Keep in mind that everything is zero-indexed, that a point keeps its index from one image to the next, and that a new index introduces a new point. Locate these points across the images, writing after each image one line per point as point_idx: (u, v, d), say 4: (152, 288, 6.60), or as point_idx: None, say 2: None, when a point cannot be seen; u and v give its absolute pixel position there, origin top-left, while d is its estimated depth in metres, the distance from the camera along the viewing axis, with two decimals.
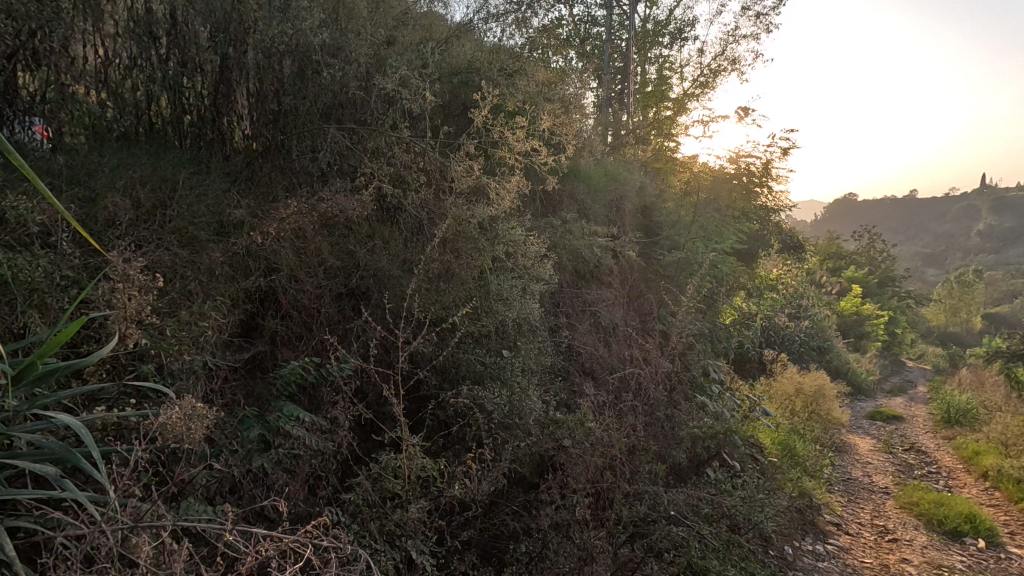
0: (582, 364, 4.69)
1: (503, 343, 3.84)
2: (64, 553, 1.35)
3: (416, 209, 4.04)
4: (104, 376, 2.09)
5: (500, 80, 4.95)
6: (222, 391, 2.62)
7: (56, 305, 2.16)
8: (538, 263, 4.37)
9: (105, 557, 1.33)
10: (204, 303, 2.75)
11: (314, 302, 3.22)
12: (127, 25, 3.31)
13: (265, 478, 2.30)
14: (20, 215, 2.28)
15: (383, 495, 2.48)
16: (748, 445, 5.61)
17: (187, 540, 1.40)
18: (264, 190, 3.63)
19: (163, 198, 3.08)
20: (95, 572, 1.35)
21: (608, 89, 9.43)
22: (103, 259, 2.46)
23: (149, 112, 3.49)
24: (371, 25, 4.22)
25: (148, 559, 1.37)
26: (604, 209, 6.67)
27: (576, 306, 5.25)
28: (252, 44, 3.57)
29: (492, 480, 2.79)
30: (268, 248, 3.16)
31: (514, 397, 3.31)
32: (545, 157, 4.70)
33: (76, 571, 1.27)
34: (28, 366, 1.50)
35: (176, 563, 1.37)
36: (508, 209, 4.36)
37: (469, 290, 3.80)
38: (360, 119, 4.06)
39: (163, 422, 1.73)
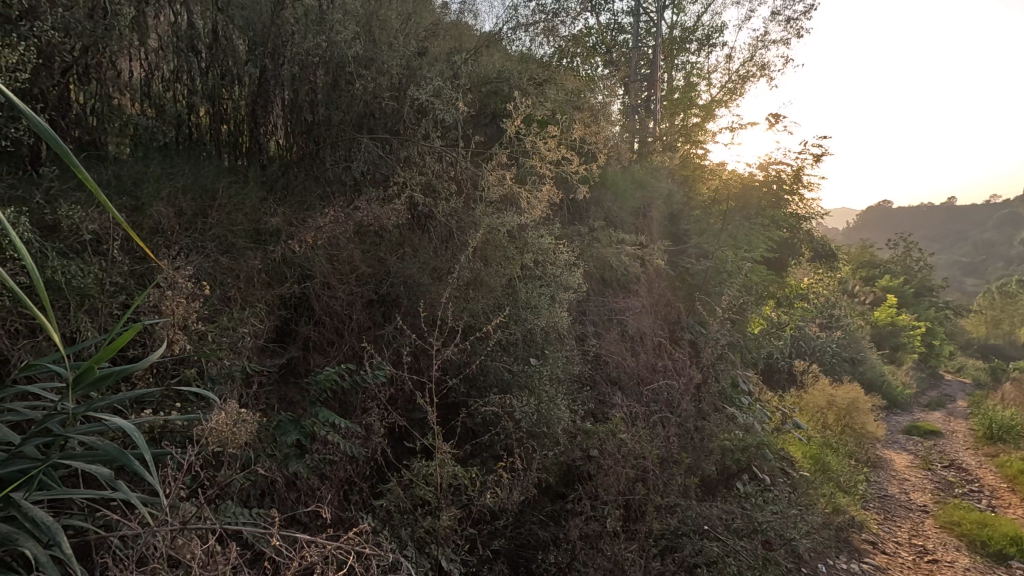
0: (609, 374, 4.65)
1: (531, 350, 3.82)
2: (118, 553, 1.38)
3: (446, 218, 4.07)
4: (150, 379, 2.17)
5: (528, 90, 5.01)
6: (258, 394, 2.68)
7: (106, 309, 2.26)
8: (567, 271, 4.37)
9: (157, 557, 1.39)
10: (244, 310, 2.83)
11: (346, 308, 3.29)
12: (170, 39, 3.45)
13: (299, 482, 2.35)
14: (74, 222, 2.39)
15: (413, 502, 2.50)
16: (780, 458, 5.48)
17: (236, 544, 1.43)
18: (298, 199, 3.72)
19: (203, 206, 3.19)
20: (146, 572, 1.38)
21: (636, 97, 9.38)
22: (149, 266, 2.56)
23: (189, 122, 3.63)
24: (403, 36, 4.32)
25: (199, 561, 1.41)
26: (631, 217, 6.63)
27: (603, 314, 5.23)
28: (289, 56, 3.71)
29: (522, 490, 2.79)
30: (303, 255, 3.24)
31: (542, 406, 3.31)
32: (574, 165, 4.70)
33: (131, 570, 1.31)
34: (85, 371, 1.50)
35: (225, 565, 1.40)
36: (538, 218, 4.39)
37: (498, 298, 3.84)
38: (392, 129, 4.15)
39: (210, 425, 1.78)
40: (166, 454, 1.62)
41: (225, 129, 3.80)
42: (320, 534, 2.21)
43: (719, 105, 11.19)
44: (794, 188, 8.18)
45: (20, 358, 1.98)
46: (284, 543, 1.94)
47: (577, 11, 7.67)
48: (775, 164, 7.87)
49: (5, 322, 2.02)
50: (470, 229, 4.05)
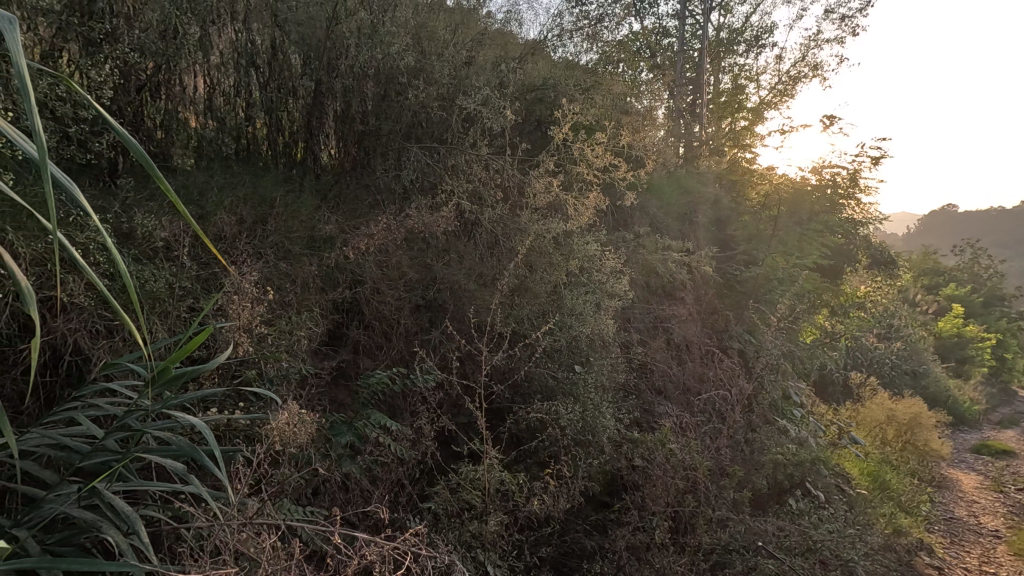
0: (654, 383, 4.57)
1: (575, 357, 3.73)
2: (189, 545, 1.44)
3: (492, 225, 4.11)
4: (215, 380, 2.28)
5: (574, 97, 5.01)
6: (313, 396, 2.77)
7: (175, 312, 2.39)
8: (614, 278, 4.32)
9: (226, 551, 1.44)
10: (300, 314, 2.93)
11: (394, 313, 3.38)
12: (233, 55, 3.63)
13: (350, 482, 2.41)
14: (147, 230, 2.54)
15: (461, 506, 2.53)
16: (835, 474, 5.23)
17: (300, 541, 1.48)
18: (350, 207, 3.85)
19: (262, 214, 3.33)
20: (216, 565, 1.44)
21: (681, 100, 9.17)
22: (214, 272, 2.70)
23: (248, 134, 3.81)
24: (451, 46, 4.40)
25: (268, 555, 1.48)
26: (677, 223, 6.53)
27: (648, 322, 5.16)
28: (344, 69, 3.86)
29: (569, 497, 2.78)
30: (355, 261, 3.35)
31: (588, 413, 3.29)
32: (622, 171, 4.65)
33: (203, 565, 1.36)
34: (162, 371, 1.58)
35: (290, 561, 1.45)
36: (584, 224, 4.37)
37: (542, 304, 3.85)
38: (440, 137, 4.27)
39: (274, 425, 1.86)
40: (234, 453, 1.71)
41: (281, 140, 3.97)
42: (372, 534, 2.26)
43: (769, 107, 10.82)
44: (851, 192, 7.84)
45: (99, 357, 2.12)
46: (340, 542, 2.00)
47: (620, 16, 7.59)
48: (828, 168, 7.58)
49: (88, 323, 2.17)
50: (517, 236, 4.07)
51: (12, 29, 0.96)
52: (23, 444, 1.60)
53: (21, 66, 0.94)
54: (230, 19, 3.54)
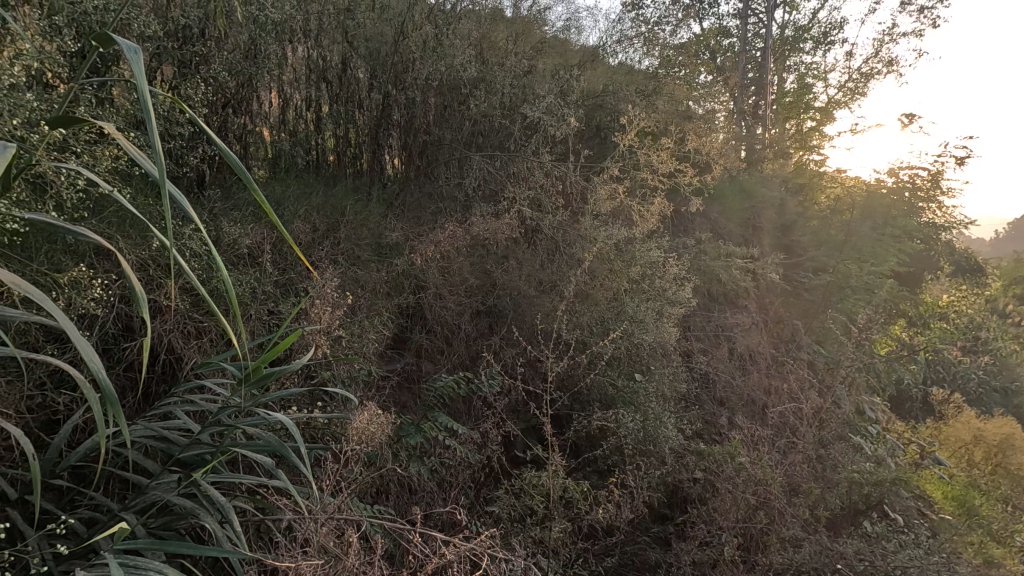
0: (716, 394, 4.43)
1: (636, 366, 3.70)
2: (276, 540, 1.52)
3: (552, 231, 4.12)
4: (294, 381, 2.41)
5: (633, 103, 4.96)
6: (379, 398, 2.87)
7: (256, 317, 2.54)
8: (677, 286, 4.22)
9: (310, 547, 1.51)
10: (369, 318, 3.05)
11: (456, 318, 3.45)
12: (306, 72, 3.82)
13: (416, 483, 2.48)
14: (233, 238, 2.71)
15: (525, 511, 2.54)
16: (916, 497, 4.88)
17: (382, 539, 1.52)
18: (413, 213, 4.03)
19: (333, 223, 3.49)
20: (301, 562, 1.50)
21: (743, 102, 8.86)
22: (290, 277, 2.85)
23: (319, 146, 4.00)
24: (512, 55, 4.46)
25: (355, 553, 1.57)
26: (740, 228, 6.34)
27: (710, 331, 5.02)
28: (410, 82, 4.00)
29: (633, 508, 2.74)
30: (419, 268, 3.46)
31: (649, 423, 3.25)
32: (689, 176, 4.54)
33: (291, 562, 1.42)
34: (253, 372, 1.66)
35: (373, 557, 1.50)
36: (647, 231, 4.31)
37: (603, 312, 3.83)
38: (501, 144, 4.38)
39: (354, 424, 1.95)
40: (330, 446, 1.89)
41: (348, 151, 4.14)
42: (445, 535, 2.32)
43: (838, 106, 10.29)
44: (933, 194, 7.34)
45: (191, 357, 2.29)
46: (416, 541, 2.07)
47: (678, 19, 7.46)
48: (905, 169, 7.13)
49: (181, 324, 2.34)
50: (578, 243, 4.07)
51: (136, 60, 1.10)
52: (130, 435, 1.75)
53: (145, 92, 1.05)
54: (306, 38, 3.74)
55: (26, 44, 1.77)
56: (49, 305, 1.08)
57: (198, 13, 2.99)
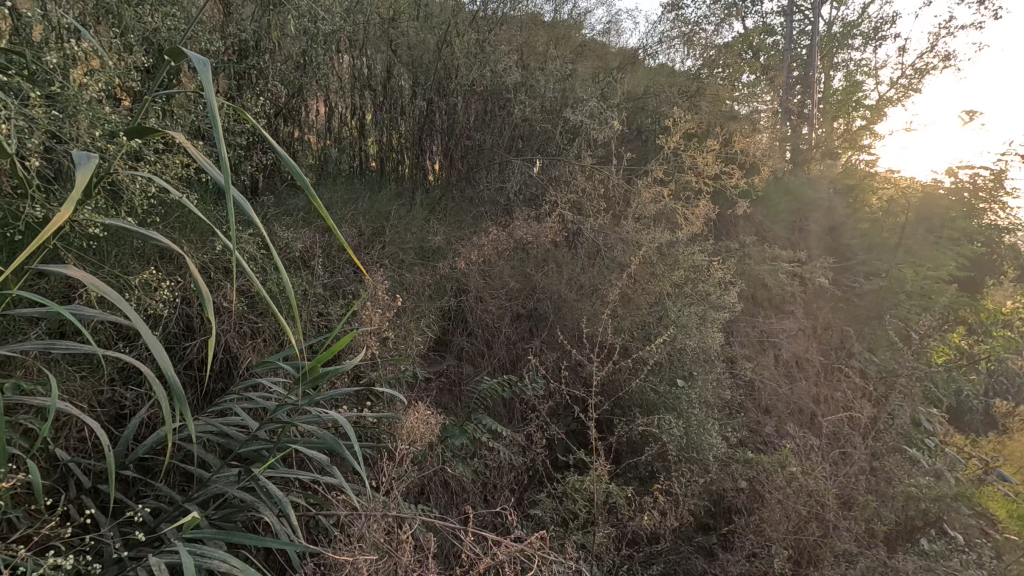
0: (761, 402, 4.31)
1: (679, 371, 3.64)
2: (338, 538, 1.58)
3: (593, 234, 4.09)
4: (344, 380, 2.48)
5: (675, 105, 4.90)
6: (423, 399, 2.92)
7: (307, 320, 2.62)
8: (722, 290, 4.13)
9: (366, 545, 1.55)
10: (413, 320, 3.11)
11: (496, 321, 3.48)
12: (352, 81, 3.94)
13: (459, 484, 2.51)
14: (285, 243, 2.82)
15: (568, 515, 2.53)
16: (979, 515, 4.61)
17: (435, 538, 1.56)
18: (455, 218, 4.09)
19: (378, 227, 3.57)
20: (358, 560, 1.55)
21: (788, 101, 8.61)
22: (338, 280, 2.94)
23: (363, 152, 4.11)
24: (553, 60, 4.47)
25: (409, 552, 1.62)
26: (786, 232, 6.16)
27: (754, 337, 4.89)
28: (453, 88, 4.06)
29: (679, 515, 2.69)
30: (461, 271, 3.50)
31: (692, 429, 3.19)
32: (736, 178, 4.44)
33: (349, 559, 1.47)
34: (309, 371, 1.71)
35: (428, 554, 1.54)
36: (692, 234, 4.23)
37: (645, 316, 3.79)
38: (542, 150, 4.36)
39: (405, 424, 1.99)
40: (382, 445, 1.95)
41: (392, 157, 4.23)
42: (500, 538, 2.37)
43: (890, 104, 9.87)
44: (997, 195, 6.95)
45: (247, 356, 2.39)
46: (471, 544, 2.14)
47: (721, 19, 7.31)
48: (966, 169, 6.78)
49: (239, 324, 2.44)
50: (620, 246, 4.03)
51: (204, 72, 1.17)
52: (193, 429, 1.84)
53: (213, 102, 1.12)
54: (352, 48, 3.85)
55: (103, 61, 1.90)
56: (125, 305, 1.16)
57: (253, 27, 3.13)
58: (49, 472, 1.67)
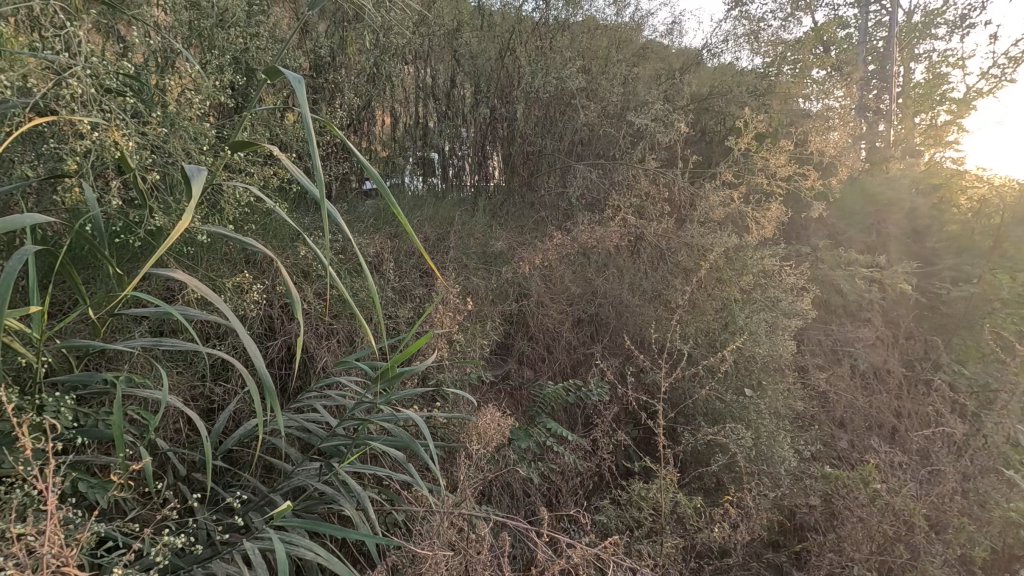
0: (836, 415, 4.09)
1: (747, 380, 3.51)
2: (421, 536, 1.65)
3: (656, 239, 4.00)
4: (414, 381, 2.56)
5: (744, 105, 4.80)
6: (485, 402, 2.96)
7: (377, 322, 2.73)
8: (795, 296, 3.95)
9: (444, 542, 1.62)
10: (477, 323, 3.16)
11: (557, 326, 3.49)
12: (418, 91, 4.06)
13: (523, 486, 2.53)
14: (356, 248, 2.94)
15: (634, 523, 2.50)
16: None
17: (510, 537, 1.60)
18: (516, 223, 4.13)
19: (442, 233, 3.66)
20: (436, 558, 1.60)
21: (865, 98, 8.11)
22: (406, 284, 3.03)
23: (427, 160, 4.22)
24: (615, 63, 4.44)
25: (489, 550, 1.68)
26: (861, 235, 5.82)
27: (827, 346, 4.63)
28: (516, 96, 4.13)
29: (750, 529, 2.59)
30: (523, 275, 3.52)
31: (762, 440, 3.07)
32: (811, 180, 4.23)
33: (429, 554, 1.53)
34: (385, 371, 1.78)
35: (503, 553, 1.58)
36: (762, 238, 4.07)
37: (710, 323, 3.68)
38: (608, 155, 4.38)
39: (477, 426, 2.05)
40: (454, 446, 2.01)
41: (454, 164, 4.33)
42: (565, 542, 2.37)
43: (981, 96, 9.12)
44: None
45: (323, 356, 2.51)
46: (538, 546, 2.15)
47: (790, 14, 6.97)
48: None
49: (316, 325, 2.57)
50: (684, 251, 3.93)
51: (299, 89, 1.25)
52: (277, 422, 1.95)
53: (308, 117, 1.19)
54: (418, 60, 3.97)
55: (200, 80, 2.05)
56: (226, 305, 1.25)
57: (327, 43, 3.29)
58: (153, 458, 1.81)
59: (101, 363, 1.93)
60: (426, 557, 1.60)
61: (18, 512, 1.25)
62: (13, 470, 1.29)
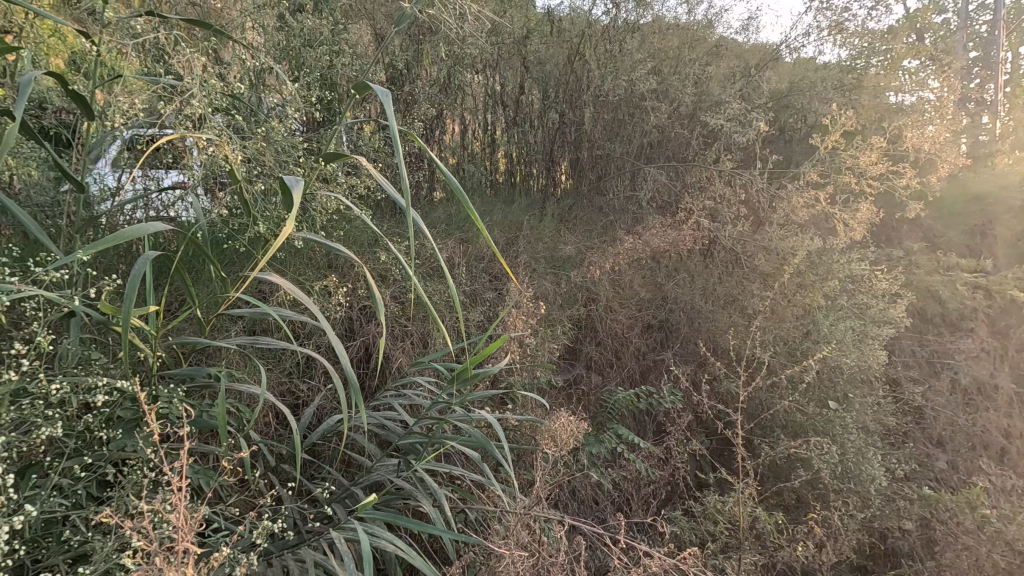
0: (933, 432, 3.77)
1: (831, 392, 3.32)
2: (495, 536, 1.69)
3: (732, 242, 3.84)
4: (486, 383, 2.61)
5: (829, 100, 4.52)
6: (554, 405, 2.98)
7: (450, 325, 2.81)
8: (887, 304, 3.68)
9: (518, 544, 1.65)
10: (546, 327, 3.19)
11: (626, 331, 3.45)
12: (488, 98, 4.14)
13: (593, 491, 2.52)
14: (430, 252, 3.04)
15: (709, 536, 2.42)
16: None
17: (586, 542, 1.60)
18: (585, 228, 4.12)
19: (511, 237, 3.72)
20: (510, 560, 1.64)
21: (968, 88, 7.42)
22: (477, 288, 3.11)
23: (496, 166, 4.29)
24: (687, 62, 4.32)
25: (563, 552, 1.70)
26: (963, 237, 5.34)
27: (922, 358, 4.28)
28: (586, 100, 4.13)
29: (837, 550, 2.45)
30: (592, 280, 3.51)
31: (849, 457, 2.89)
32: (905, 178, 3.93)
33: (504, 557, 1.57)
34: (462, 372, 1.81)
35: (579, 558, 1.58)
36: (849, 241, 3.82)
37: (789, 330, 3.51)
38: (681, 157, 4.27)
39: (550, 430, 2.06)
40: (527, 450, 2.03)
41: (523, 170, 4.38)
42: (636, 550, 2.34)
43: None
44: None
45: (400, 357, 2.61)
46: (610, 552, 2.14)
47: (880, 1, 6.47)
48: None
49: (394, 326, 2.68)
50: (762, 254, 3.76)
51: (385, 101, 1.31)
52: (359, 418, 2.05)
53: (395, 129, 1.24)
54: (487, 68, 4.05)
55: (291, 96, 2.20)
56: (318, 307, 1.33)
57: (403, 57, 3.40)
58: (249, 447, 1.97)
59: (202, 359, 2.09)
60: (502, 556, 1.65)
61: (141, 492, 1.40)
62: (137, 454, 1.43)
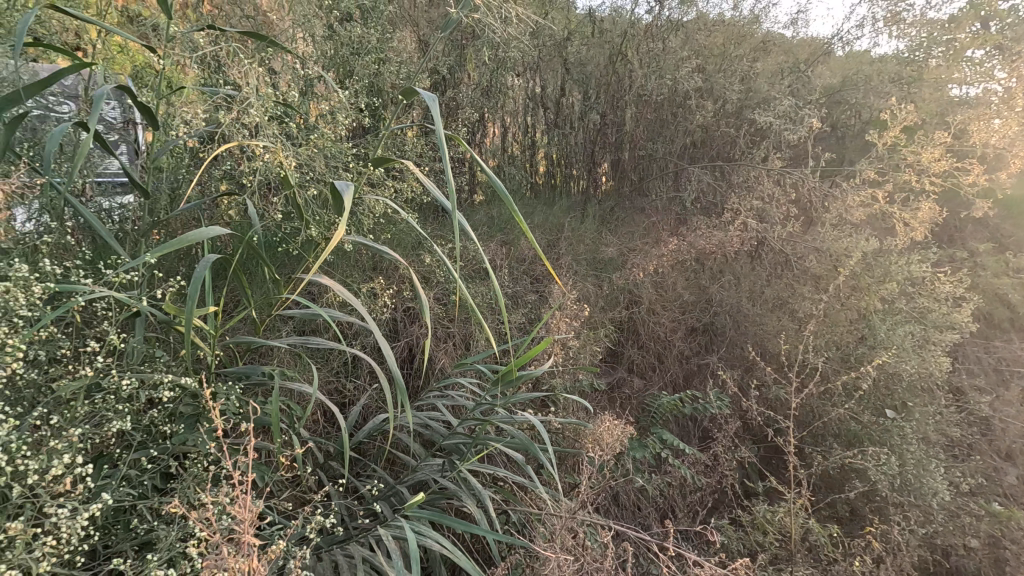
0: (1002, 445, 3.55)
1: (888, 400, 3.17)
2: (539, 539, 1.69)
3: (781, 244, 3.71)
4: (529, 385, 2.62)
5: (886, 95, 4.32)
6: (597, 408, 2.95)
7: (493, 327, 2.83)
8: (951, 307, 3.48)
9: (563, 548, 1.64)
10: (588, 329, 3.17)
11: (669, 334, 3.40)
12: (529, 101, 4.15)
13: (637, 496, 2.49)
14: (472, 255, 3.07)
15: (759, 546, 2.35)
16: None
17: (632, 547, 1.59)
18: (627, 230, 4.07)
19: (553, 239, 3.72)
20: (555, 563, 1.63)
21: None
22: (518, 290, 3.12)
23: (537, 168, 4.30)
24: (733, 59, 4.21)
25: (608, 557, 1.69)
26: None
27: (988, 365, 4.04)
28: (628, 100, 4.08)
29: (897, 567, 2.33)
30: (634, 282, 3.47)
31: (909, 468, 2.75)
32: (970, 175, 3.71)
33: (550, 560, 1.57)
34: (506, 374, 1.81)
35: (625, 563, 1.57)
36: (909, 242, 3.63)
37: (843, 335, 3.37)
38: (726, 156, 4.17)
39: (595, 434, 2.04)
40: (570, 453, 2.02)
41: (564, 172, 4.36)
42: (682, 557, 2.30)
43: None
44: None
45: (443, 358, 2.65)
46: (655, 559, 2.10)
47: None
48: None
49: (437, 328, 2.72)
50: (813, 256, 3.63)
51: (432, 106, 1.33)
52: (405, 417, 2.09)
53: (442, 133, 1.26)
54: (528, 71, 4.05)
55: (339, 103, 2.26)
56: (367, 309, 1.37)
57: (446, 61, 3.44)
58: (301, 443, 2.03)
59: (256, 358, 2.18)
60: (546, 559, 1.65)
61: (201, 484, 1.47)
62: (197, 448, 1.50)
